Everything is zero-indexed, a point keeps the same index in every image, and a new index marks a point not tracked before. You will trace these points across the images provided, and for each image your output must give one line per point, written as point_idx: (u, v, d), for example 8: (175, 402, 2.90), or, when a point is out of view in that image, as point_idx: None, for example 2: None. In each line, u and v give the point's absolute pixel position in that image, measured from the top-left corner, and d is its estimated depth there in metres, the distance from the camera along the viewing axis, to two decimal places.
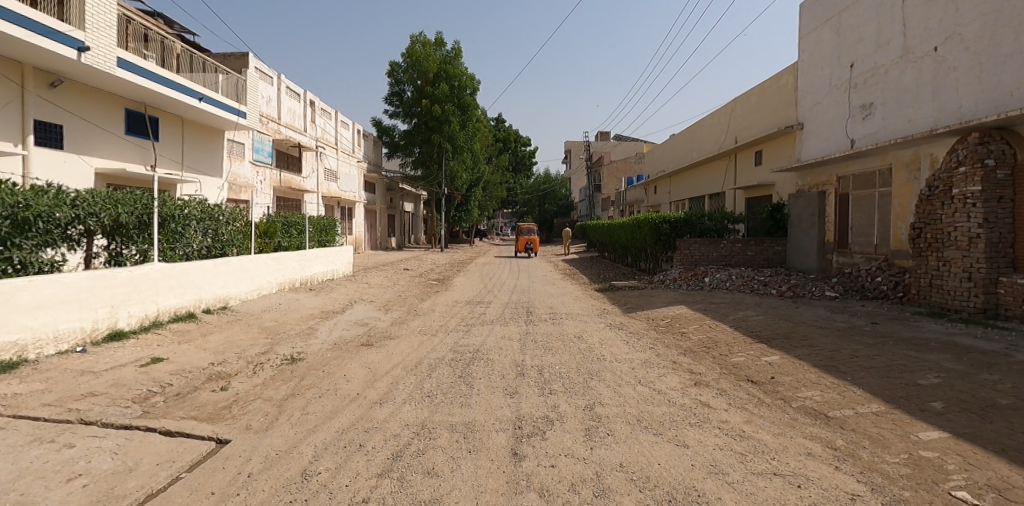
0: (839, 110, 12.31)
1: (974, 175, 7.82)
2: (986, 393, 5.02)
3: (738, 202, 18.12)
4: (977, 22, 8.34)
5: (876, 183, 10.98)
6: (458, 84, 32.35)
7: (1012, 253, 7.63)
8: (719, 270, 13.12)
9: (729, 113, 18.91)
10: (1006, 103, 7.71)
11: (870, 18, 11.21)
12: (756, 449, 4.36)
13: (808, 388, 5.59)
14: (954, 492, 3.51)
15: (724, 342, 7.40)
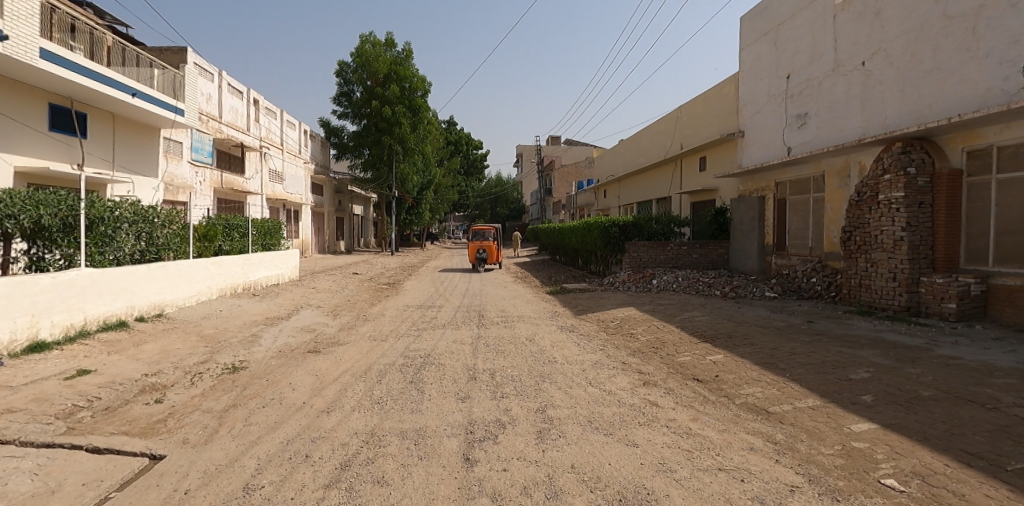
0: (776, 120, 12.94)
1: (898, 181, 8.31)
2: (910, 386, 5.36)
3: (684, 207, 18.68)
4: (899, 39, 8.97)
5: (811, 189, 11.59)
6: (409, 85, 31.99)
7: (932, 254, 8.20)
8: (667, 272, 13.48)
9: (675, 120, 19.53)
10: (926, 115, 8.33)
11: (805, 32, 11.82)
12: (702, 446, 4.54)
13: (750, 384, 5.80)
14: (883, 480, 3.84)
15: (671, 342, 7.59)
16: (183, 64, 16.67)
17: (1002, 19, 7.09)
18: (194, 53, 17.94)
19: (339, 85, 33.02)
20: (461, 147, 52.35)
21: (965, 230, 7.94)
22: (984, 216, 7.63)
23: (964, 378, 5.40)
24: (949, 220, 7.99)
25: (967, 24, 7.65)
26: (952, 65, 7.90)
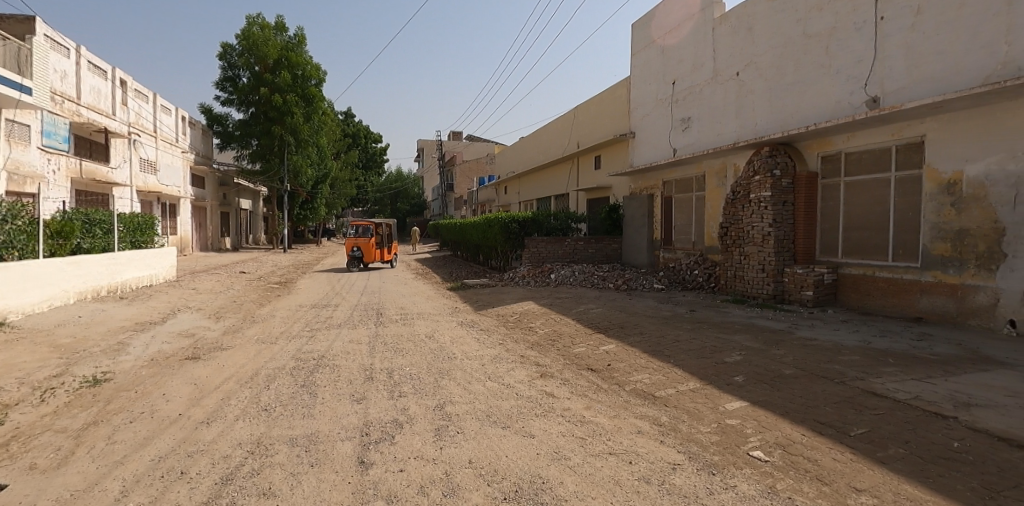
0: (664, 123, 13.87)
1: (766, 182, 9.22)
2: (774, 365, 5.94)
3: (581, 203, 19.42)
4: (768, 54, 10.02)
5: (693, 188, 12.55)
6: (303, 73, 30.55)
7: (793, 248, 9.21)
8: (565, 266, 13.88)
9: (572, 120, 20.29)
10: (790, 123, 9.42)
11: (688, 43, 12.78)
12: (595, 433, 4.73)
13: (638, 371, 6.14)
14: (751, 452, 4.26)
15: (568, 334, 7.85)
16: (29, 35, 14.78)
17: (849, 40, 8.18)
18: (45, 25, 15.93)
19: (223, 69, 30.83)
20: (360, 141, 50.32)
21: (820, 226, 9.03)
22: (835, 214, 8.73)
23: (819, 356, 6.10)
24: (806, 217, 9.05)
25: (821, 44, 8.74)
26: (810, 79, 8.99)
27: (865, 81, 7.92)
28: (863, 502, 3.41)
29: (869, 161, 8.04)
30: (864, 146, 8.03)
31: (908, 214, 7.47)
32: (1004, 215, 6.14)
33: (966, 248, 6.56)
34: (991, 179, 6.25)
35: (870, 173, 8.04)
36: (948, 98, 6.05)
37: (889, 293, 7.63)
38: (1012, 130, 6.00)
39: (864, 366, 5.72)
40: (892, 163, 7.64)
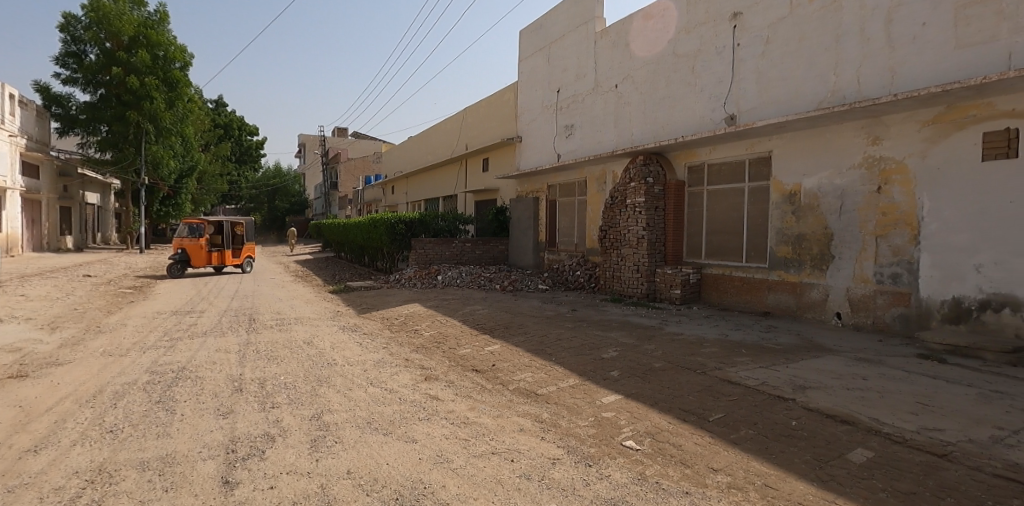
0: (549, 129, 14.44)
1: (640, 189, 9.85)
2: (646, 359, 6.39)
3: (468, 206, 19.36)
4: (644, 69, 10.89)
5: (575, 192, 13.17)
6: (164, 54, 27.52)
7: (663, 250, 9.97)
8: (452, 268, 13.75)
9: (460, 121, 20.29)
10: (661, 135, 10.34)
11: (572, 53, 13.40)
12: (478, 433, 4.76)
13: (522, 370, 6.32)
14: (624, 442, 4.53)
15: (453, 335, 7.86)
16: None
17: (712, 62, 9.22)
18: None
19: (63, 42, 26.71)
20: (234, 133, 45.93)
21: (687, 231, 9.89)
22: (699, 220, 9.62)
23: (685, 349, 6.66)
24: (675, 222, 9.87)
25: (689, 64, 9.73)
26: (678, 95, 9.96)
27: (724, 100, 8.98)
28: (719, 481, 3.77)
29: (727, 172, 9.02)
30: (722, 158, 9.02)
31: (760, 220, 8.47)
32: (832, 222, 7.32)
33: (804, 250, 7.71)
34: (821, 191, 7.44)
35: (726, 182, 9.04)
36: (790, 120, 6.96)
37: (742, 292, 8.68)
38: (837, 149, 7.21)
39: (721, 357, 6.33)
40: (746, 175, 8.68)
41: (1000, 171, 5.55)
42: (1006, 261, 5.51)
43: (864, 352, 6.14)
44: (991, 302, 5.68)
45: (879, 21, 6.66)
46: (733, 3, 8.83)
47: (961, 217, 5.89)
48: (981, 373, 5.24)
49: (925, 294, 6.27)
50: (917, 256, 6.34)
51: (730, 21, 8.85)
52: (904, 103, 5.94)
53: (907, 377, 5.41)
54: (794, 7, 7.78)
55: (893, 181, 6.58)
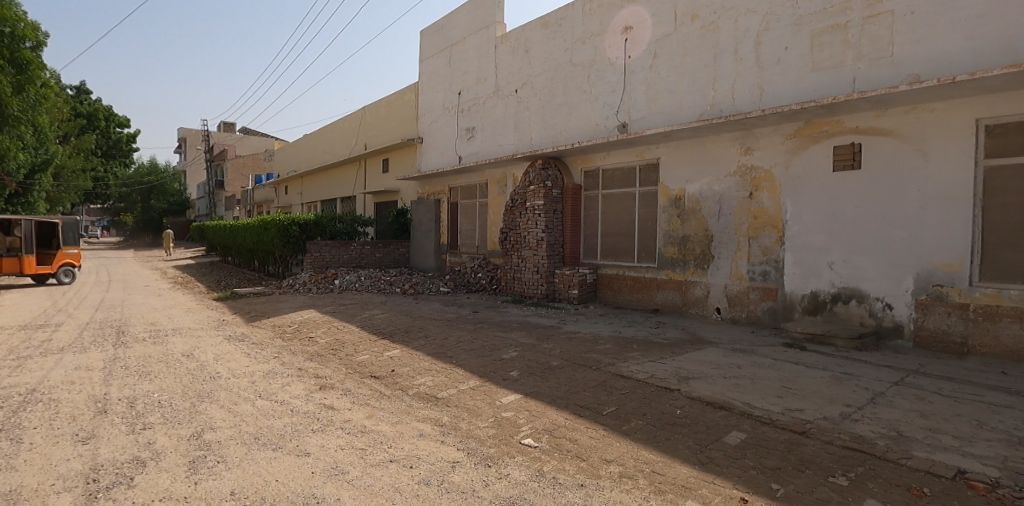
0: (450, 130, 14.36)
1: (540, 192, 10.05)
2: (544, 358, 6.59)
3: (368, 207, 18.84)
4: (542, 75, 11.21)
5: (477, 194, 13.27)
6: (6, 28, 17.35)
7: (561, 252, 10.28)
8: (350, 272, 13.32)
9: (359, 120, 19.57)
10: (558, 140, 10.71)
11: (473, 56, 13.43)
12: (376, 442, 4.63)
13: (422, 375, 6.28)
14: (523, 441, 4.61)
15: (350, 341, 7.59)
16: None
17: (605, 72, 9.72)
18: None
19: None
20: (97, 122, 39.11)
21: (584, 232, 10.30)
22: (595, 222, 10.06)
23: (581, 347, 6.95)
24: (572, 224, 10.24)
25: (584, 73, 10.16)
26: (575, 102, 10.37)
27: (616, 108, 9.49)
28: (611, 471, 3.96)
29: (619, 177, 9.53)
30: (615, 164, 9.49)
31: (650, 222, 9.03)
32: (712, 225, 7.98)
33: (688, 250, 8.34)
34: (702, 197, 8.09)
35: (619, 187, 9.55)
36: (676, 128, 7.44)
37: (634, 290, 9.18)
38: (715, 158, 7.90)
39: (614, 353, 6.67)
40: (636, 180, 9.20)
41: (848, 181, 6.54)
42: (853, 259, 6.53)
43: (739, 343, 6.76)
44: (841, 295, 6.66)
45: (750, 43, 7.46)
46: (624, 17, 9.36)
47: (818, 221, 6.83)
48: (833, 357, 5.99)
49: (789, 289, 7.14)
50: (782, 255, 7.20)
51: (622, 34, 9.37)
52: (771, 118, 6.61)
53: (774, 364, 6.02)
54: (678, 26, 8.43)
55: (762, 188, 7.38)
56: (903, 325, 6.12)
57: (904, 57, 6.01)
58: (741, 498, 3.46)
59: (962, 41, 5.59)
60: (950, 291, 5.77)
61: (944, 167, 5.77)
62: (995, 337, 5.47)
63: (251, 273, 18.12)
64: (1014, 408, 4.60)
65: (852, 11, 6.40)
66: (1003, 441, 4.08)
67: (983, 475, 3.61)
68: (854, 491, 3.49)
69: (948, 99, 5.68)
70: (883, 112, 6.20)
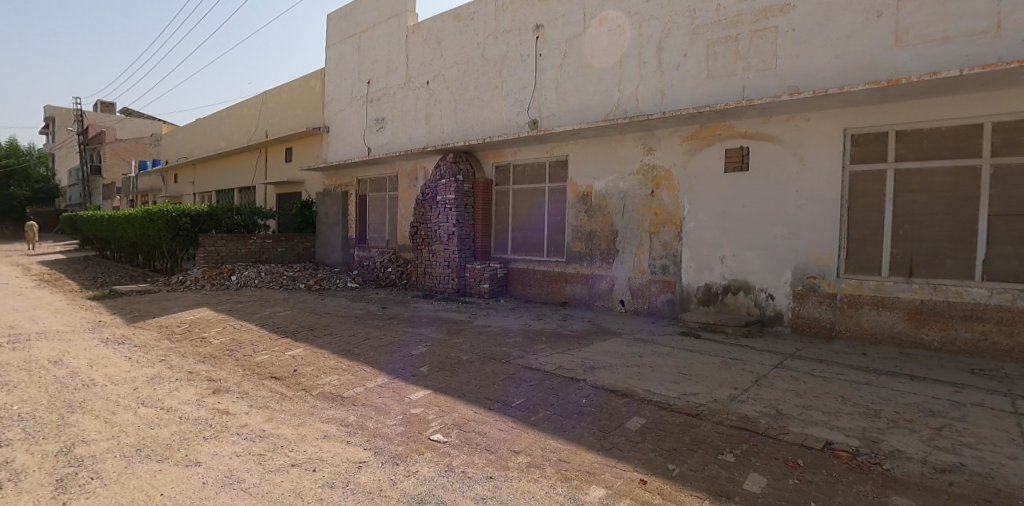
0: (358, 121, 13.93)
1: (450, 186, 10.00)
2: (454, 353, 6.57)
3: (269, 198, 17.91)
4: (453, 68, 11.18)
5: (386, 187, 13.05)
6: None
7: (473, 247, 10.33)
8: (249, 267, 12.55)
9: (259, 105, 18.38)
10: (469, 134, 10.74)
11: (383, 44, 13.08)
12: (275, 446, 4.35)
13: (327, 374, 6.03)
14: (432, 437, 4.54)
15: (248, 341, 7.14)
16: None
17: (517, 68, 9.87)
18: None
19: None
20: None
21: (495, 227, 10.42)
22: (506, 217, 10.20)
23: (491, 341, 7.00)
24: (483, 219, 10.31)
25: (496, 68, 10.26)
26: (486, 97, 10.45)
27: (527, 105, 9.67)
28: (520, 462, 3.99)
29: (529, 173, 9.73)
30: (526, 160, 9.67)
31: (559, 218, 9.29)
32: (616, 220, 8.35)
33: (595, 245, 8.67)
34: (608, 194, 8.45)
35: (529, 183, 9.75)
36: (584, 127, 7.69)
37: (543, 284, 9.41)
38: (620, 157, 8.26)
39: (523, 346, 6.78)
40: (546, 176, 9.44)
41: (737, 182, 7.09)
42: (741, 253, 7.09)
43: (641, 333, 7.13)
44: (730, 287, 7.21)
45: (653, 48, 7.87)
46: (535, 15, 9.54)
47: (712, 219, 7.33)
48: (723, 344, 6.48)
49: (685, 282, 7.61)
50: (679, 250, 7.67)
51: (534, 32, 9.55)
52: (671, 120, 6.99)
53: (671, 352, 6.39)
54: (587, 28, 8.74)
55: (663, 186, 7.81)
56: (783, 313, 6.77)
57: (785, 70, 6.62)
58: (641, 480, 3.62)
59: (832, 58, 6.27)
60: (821, 282, 6.46)
61: (816, 171, 6.44)
62: (857, 323, 6.22)
63: (134, 269, 16.46)
64: (871, 384, 5.21)
65: (742, 24, 6.95)
66: (861, 414, 4.59)
67: (845, 444, 4.05)
68: (740, 466, 3.77)
69: (821, 110, 6.33)
70: (768, 119, 6.78)
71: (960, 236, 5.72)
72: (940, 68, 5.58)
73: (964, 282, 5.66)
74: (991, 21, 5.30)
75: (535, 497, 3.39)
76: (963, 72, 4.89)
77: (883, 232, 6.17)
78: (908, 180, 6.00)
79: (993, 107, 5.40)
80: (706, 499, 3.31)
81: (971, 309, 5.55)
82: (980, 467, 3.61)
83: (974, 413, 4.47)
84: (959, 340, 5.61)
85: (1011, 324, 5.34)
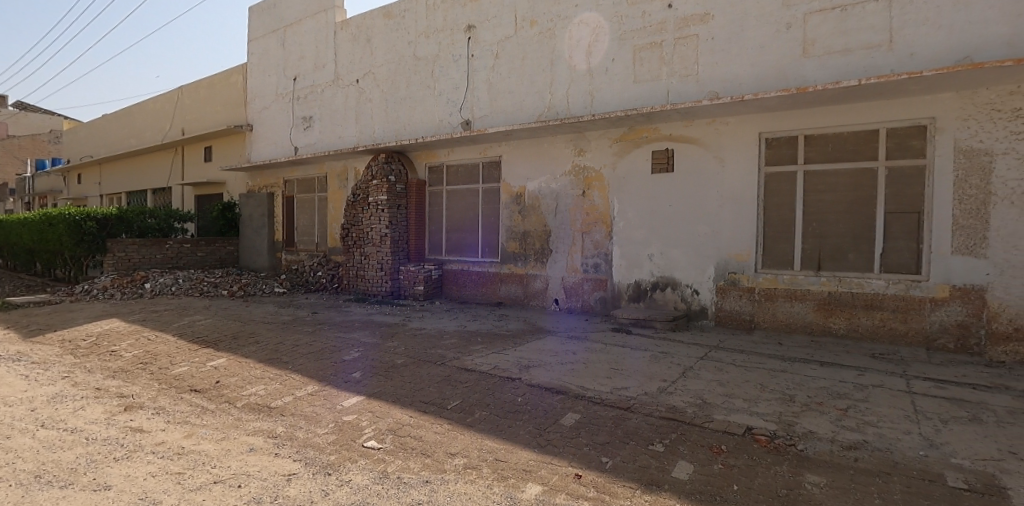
0: (284, 119, 13.39)
1: (382, 186, 9.81)
2: (389, 357, 6.47)
3: (187, 200, 16.92)
4: (383, 67, 10.98)
5: (315, 188, 12.63)
6: None
7: (406, 248, 10.22)
8: (165, 273, 11.81)
9: (174, 101, 17.24)
10: (401, 134, 10.59)
11: (310, 40, 12.64)
12: (195, 463, 4.02)
13: (253, 384, 5.76)
14: (366, 443, 4.39)
15: (164, 353, 6.69)
16: None
17: (449, 68, 9.82)
18: None
19: None
20: None
21: (429, 228, 10.35)
22: (440, 218, 10.15)
23: (426, 344, 6.94)
24: (416, 220, 10.22)
25: (428, 68, 10.17)
26: (419, 96, 10.34)
27: (460, 106, 9.64)
28: (456, 464, 3.94)
29: (462, 174, 9.72)
30: (459, 160, 9.65)
31: (493, 218, 9.35)
32: (549, 220, 8.50)
33: (528, 245, 8.77)
34: (541, 194, 8.57)
35: (463, 183, 9.73)
36: (516, 128, 7.75)
37: (478, 284, 9.43)
38: (553, 158, 8.40)
39: (459, 347, 6.78)
40: (480, 176, 9.47)
41: (664, 182, 7.39)
42: (668, 251, 7.39)
43: (574, 330, 7.31)
44: (659, 283, 7.50)
45: (582, 52, 8.06)
46: (466, 16, 9.54)
47: (641, 218, 7.60)
48: (653, 338, 6.74)
49: (617, 280, 7.85)
50: (610, 249, 7.91)
51: (465, 32, 9.53)
52: (601, 122, 7.18)
53: (603, 348, 6.56)
54: (518, 30, 8.82)
55: (594, 187, 8.01)
56: (707, 307, 7.12)
57: (705, 76, 6.95)
58: (575, 474, 3.68)
59: (748, 66, 6.65)
60: (741, 277, 6.84)
61: (735, 172, 6.82)
62: (773, 314, 6.65)
63: (32, 278, 15.01)
64: (786, 371, 5.57)
65: (666, 31, 7.25)
66: (778, 399, 4.90)
67: (764, 429, 4.30)
68: (669, 455, 3.92)
69: (739, 115, 6.70)
70: (690, 122, 7.11)
71: (861, 232, 6.23)
72: (842, 77, 6.06)
73: (865, 274, 6.18)
74: (884, 36, 5.81)
75: (471, 498, 3.36)
76: (862, 82, 5.32)
77: (795, 229, 6.61)
78: (818, 181, 6.46)
79: (889, 114, 5.92)
80: (638, 489, 3.40)
81: (872, 298, 6.06)
82: (881, 442, 3.94)
83: (875, 394, 4.88)
84: (862, 327, 6.12)
85: (906, 311, 5.89)
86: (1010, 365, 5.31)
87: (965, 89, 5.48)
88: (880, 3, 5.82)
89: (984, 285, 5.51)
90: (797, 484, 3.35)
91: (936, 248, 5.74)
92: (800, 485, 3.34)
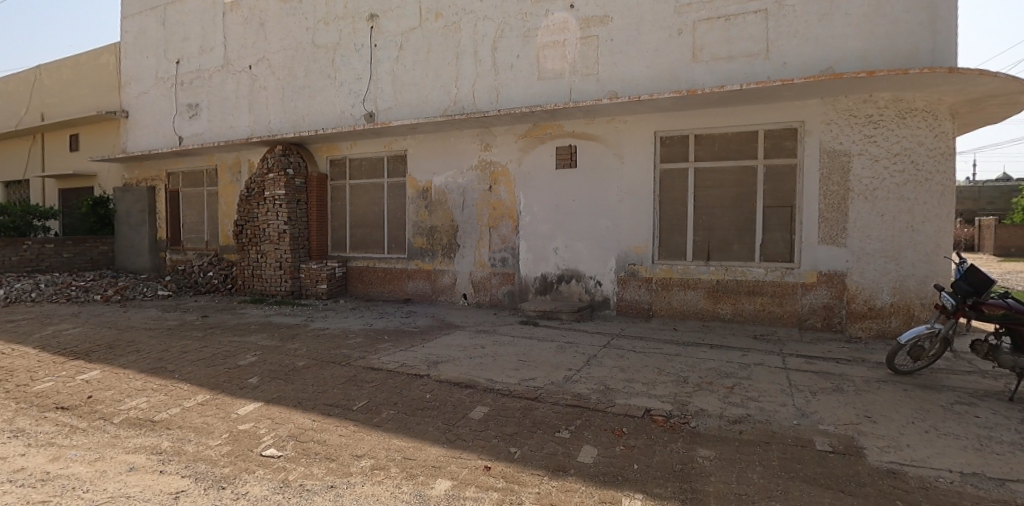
0: (167, 105, 12.26)
1: (279, 181, 9.31)
2: (289, 360, 6.19)
3: (51, 193, 15.02)
4: (279, 54, 10.36)
5: (204, 182, 11.70)
6: None
7: (307, 245, 9.79)
8: (22, 278, 10.45)
9: (31, 81, 15.14)
10: (300, 126, 10.08)
11: (195, 21, 11.63)
12: (63, 489, 3.55)
13: (133, 397, 5.25)
14: (264, 452, 4.14)
15: (23, 368, 5.92)
16: None
17: (350, 58, 9.47)
18: None
19: None
20: None
21: (331, 224, 9.97)
22: (343, 213, 9.81)
23: (327, 344, 6.69)
24: (318, 216, 9.82)
25: (328, 56, 9.74)
26: (319, 86, 9.88)
27: (363, 97, 9.34)
28: (362, 466, 3.84)
29: (366, 167, 9.45)
30: (362, 154, 9.38)
31: (399, 213, 9.19)
32: (456, 215, 8.49)
33: (435, 241, 8.72)
34: (447, 189, 8.54)
35: (367, 178, 9.46)
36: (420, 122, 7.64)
37: (384, 281, 9.25)
38: (459, 152, 8.40)
39: (365, 346, 6.62)
40: (385, 170, 9.25)
41: (567, 178, 7.63)
42: (572, 244, 7.66)
43: (483, 324, 7.41)
44: (564, 276, 7.76)
45: (488, 47, 8.09)
46: (369, 4, 9.23)
47: (547, 212, 7.80)
48: (560, 329, 6.99)
49: (524, 273, 8.03)
50: (517, 243, 8.06)
51: (368, 22, 9.23)
52: (506, 118, 7.27)
53: (510, 341, 6.69)
54: (423, 22, 8.68)
55: (500, 182, 8.12)
56: (609, 298, 7.48)
57: (605, 76, 7.25)
58: (484, 467, 3.73)
59: (644, 68, 7.01)
60: (640, 268, 7.25)
61: (633, 168, 7.19)
62: (669, 302, 7.12)
63: None
64: (680, 355, 5.99)
65: (569, 31, 7.46)
66: (673, 381, 5.25)
67: (661, 409, 4.61)
68: (574, 441, 4.08)
69: (636, 114, 7.07)
70: (591, 120, 7.39)
71: (744, 224, 6.82)
72: (726, 82, 6.57)
73: (748, 263, 6.77)
74: (762, 46, 6.37)
75: (379, 499, 3.29)
76: (743, 87, 5.80)
77: (687, 223, 7.09)
78: (708, 177, 6.96)
79: (767, 117, 6.51)
80: (546, 476, 3.51)
81: (753, 285, 6.66)
82: (761, 415, 4.36)
83: (756, 371, 5.38)
84: (745, 312, 6.71)
85: (782, 296, 6.54)
86: (865, 340, 6.09)
87: (828, 96, 6.16)
88: (758, 16, 6.37)
89: (845, 271, 6.25)
90: (690, 459, 3.63)
91: (807, 239, 6.41)
92: (692, 460, 3.61)
